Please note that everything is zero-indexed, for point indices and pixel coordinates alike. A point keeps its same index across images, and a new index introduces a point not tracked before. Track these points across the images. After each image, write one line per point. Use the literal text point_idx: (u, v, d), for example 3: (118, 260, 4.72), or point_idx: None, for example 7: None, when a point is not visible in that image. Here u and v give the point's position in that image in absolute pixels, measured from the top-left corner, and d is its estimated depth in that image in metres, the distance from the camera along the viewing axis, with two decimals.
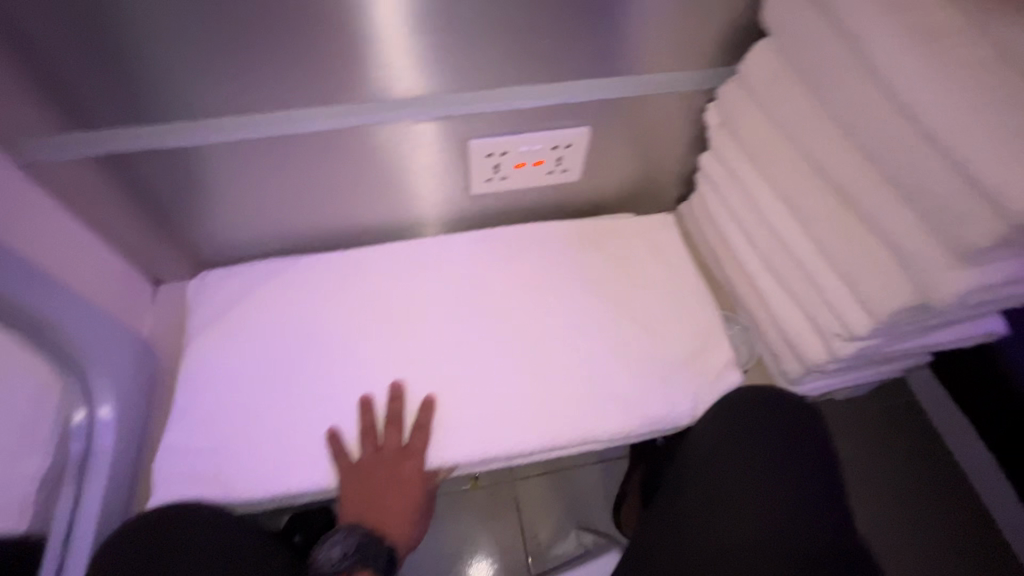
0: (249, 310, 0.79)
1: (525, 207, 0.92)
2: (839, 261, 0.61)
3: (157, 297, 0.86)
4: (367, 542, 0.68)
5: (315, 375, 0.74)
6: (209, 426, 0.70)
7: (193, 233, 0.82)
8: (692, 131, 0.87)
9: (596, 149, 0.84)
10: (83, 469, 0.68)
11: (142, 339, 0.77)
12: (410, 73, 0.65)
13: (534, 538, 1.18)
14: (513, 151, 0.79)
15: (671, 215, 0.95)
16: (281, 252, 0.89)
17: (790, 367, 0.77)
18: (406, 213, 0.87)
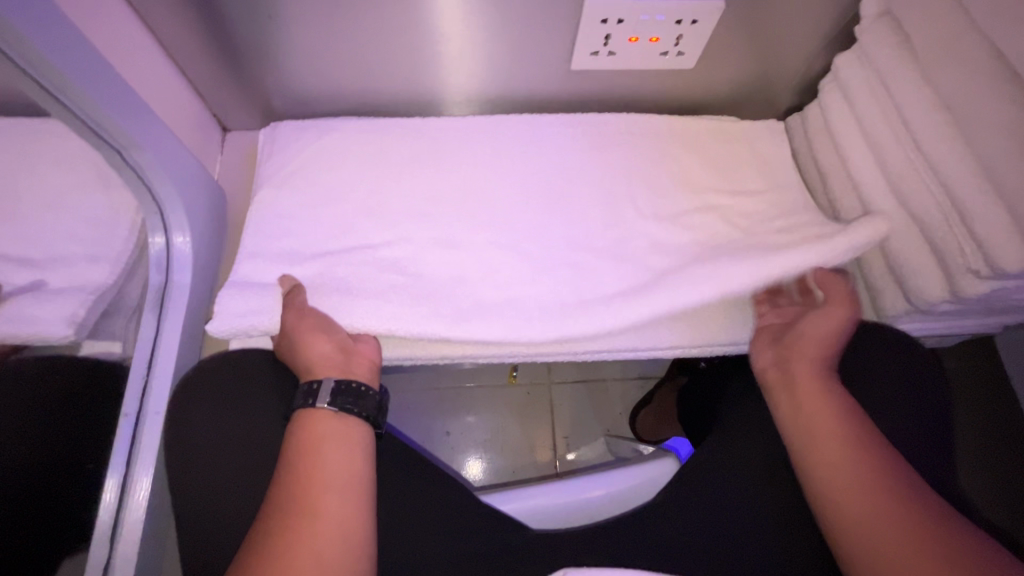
0: (323, 167, 0.75)
1: (621, 94, 0.84)
2: (1009, 188, 0.54)
3: (224, 145, 0.84)
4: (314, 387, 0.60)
5: (387, 241, 0.71)
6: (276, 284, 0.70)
7: (272, 78, 0.76)
8: (833, 25, 0.75)
9: (722, 34, 0.74)
10: (162, 298, 0.67)
11: (211, 181, 0.73)
12: None
13: (563, 439, 1.19)
14: (630, 21, 0.68)
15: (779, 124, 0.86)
16: (354, 112, 0.84)
17: (888, 302, 0.72)
18: (475, 82, 0.79)
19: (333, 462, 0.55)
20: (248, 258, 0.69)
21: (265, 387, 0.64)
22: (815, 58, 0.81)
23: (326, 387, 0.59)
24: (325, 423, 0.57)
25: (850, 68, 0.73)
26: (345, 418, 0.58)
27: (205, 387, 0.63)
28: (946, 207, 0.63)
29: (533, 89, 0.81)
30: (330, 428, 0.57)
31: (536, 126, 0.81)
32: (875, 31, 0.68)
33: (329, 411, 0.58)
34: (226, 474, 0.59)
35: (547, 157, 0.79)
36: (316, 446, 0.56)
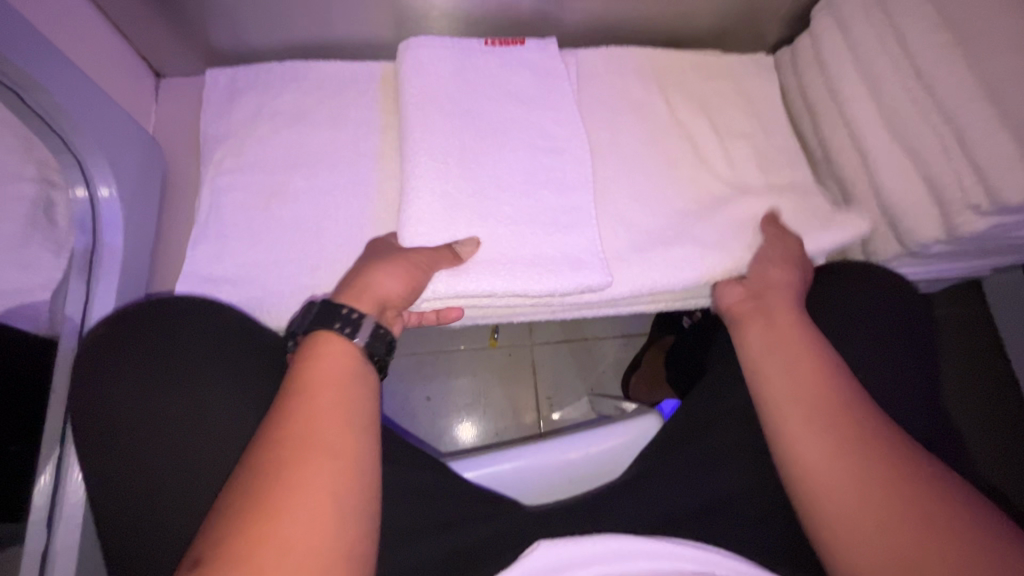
0: (277, 121, 0.70)
1: (598, 28, 0.77)
2: None
3: (160, 92, 0.75)
4: (329, 306, 0.52)
5: (348, 198, 0.67)
6: (229, 252, 0.64)
7: (207, 15, 0.68)
8: None
9: None
10: (90, 265, 0.59)
11: (142, 130, 0.65)
12: None
13: (546, 399, 1.15)
14: None
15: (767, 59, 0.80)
16: (304, 52, 0.76)
17: (879, 246, 0.69)
18: (434, 14, 0.72)
19: (333, 392, 0.47)
20: (208, 231, 0.65)
21: (212, 341, 0.55)
22: None
23: (333, 309, 0.52)
24: (333, 349, 0.50)
25: None
26: (344, 341, 0.51)
27: (173, 324, 0.55)
28: (946, 138, 0.57)
29: (501, 22, 0.74)
30: (338, 362, 0.50)
31: (514, 54, 0.71)
32: None
33: (330, 334, 0.51)
34: (143, 369, 0.53)
35: (525, 89, 0.69)
36: (316, 354, 0.50)
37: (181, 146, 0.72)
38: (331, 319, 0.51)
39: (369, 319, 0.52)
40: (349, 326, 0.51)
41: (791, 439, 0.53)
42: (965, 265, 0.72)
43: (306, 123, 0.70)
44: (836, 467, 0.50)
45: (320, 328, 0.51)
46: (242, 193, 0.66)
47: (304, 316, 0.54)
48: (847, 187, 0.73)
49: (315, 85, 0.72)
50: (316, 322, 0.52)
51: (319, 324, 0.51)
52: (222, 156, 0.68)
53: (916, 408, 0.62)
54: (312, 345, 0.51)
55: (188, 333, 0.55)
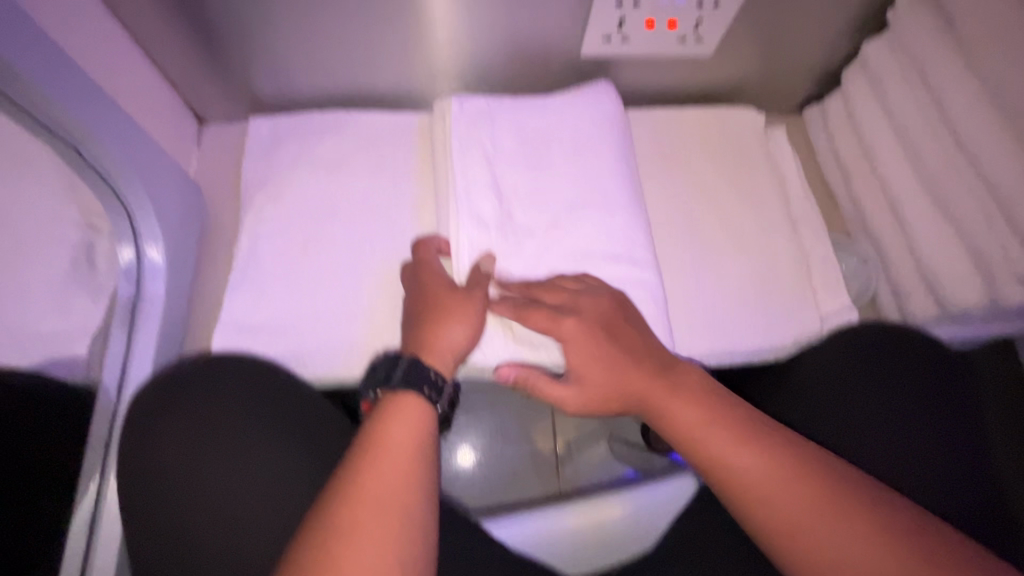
0: (316, 170, 0.70)
1: (632, 84, 0.78)
2: None
3: (202, 138, 0.77)
4: (415, 367, 0.52)
5: (385, 249, 0.68)
6: (265, 301, 0.64)
7: (253, 65, 0.70)
8: (862, 11, 0.70)
9: (743, 17, 0.68)
10: (132, 313, 0.60)
11: (186, 178, 0.66)
12: None
13: (564, 442, 1.13)
14: (648, 2, 0.63)
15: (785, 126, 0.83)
16: (344, 101, 0.77)
17: (916, 306, 0.68)
18: (473, 68, 0.73)
19: (399, 456, 0.47)
20: (246, 281, 0.65)
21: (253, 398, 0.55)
22: (837, 48, 0.76)
23: (419, 371, 0.52)
24: (413, 411, 0.51)
25: (881, 59, 0.68)
26: (426, 407, 0.52)
27: (216, 377, 0.56)
28: (989, 208, 0.57)
29: (538, 77, 0.75)
30: (412, 426, 0.50)
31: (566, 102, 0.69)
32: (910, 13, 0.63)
33: (418, 398, 0.51)
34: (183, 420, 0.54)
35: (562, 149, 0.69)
36: (394, 413, 0.50)
37: (220, 191, 0.73)
38: (417, 382, 0.52)
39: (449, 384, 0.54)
40: (436, 393, 0.52)
41: (726, 466, 0.49)
42: (1003, 328, 0.71)
43: (344, 172, 0.71)
44: (761, 471, 0.48)
45: (409, 390, 0.51)
46: (281, 242, 0.67)
47: (390, 368, 0.54)
48: (881, 244, 0.73)
49: (355, 135, 0.73)
50: (402, 380, 0.52)
51: (405, 385, 0.51)
52: (262, 204, 0.69)
53: (964, 480, 0.59)
54: (396, 403, 0.51)
55: (230, 387, 0.56)
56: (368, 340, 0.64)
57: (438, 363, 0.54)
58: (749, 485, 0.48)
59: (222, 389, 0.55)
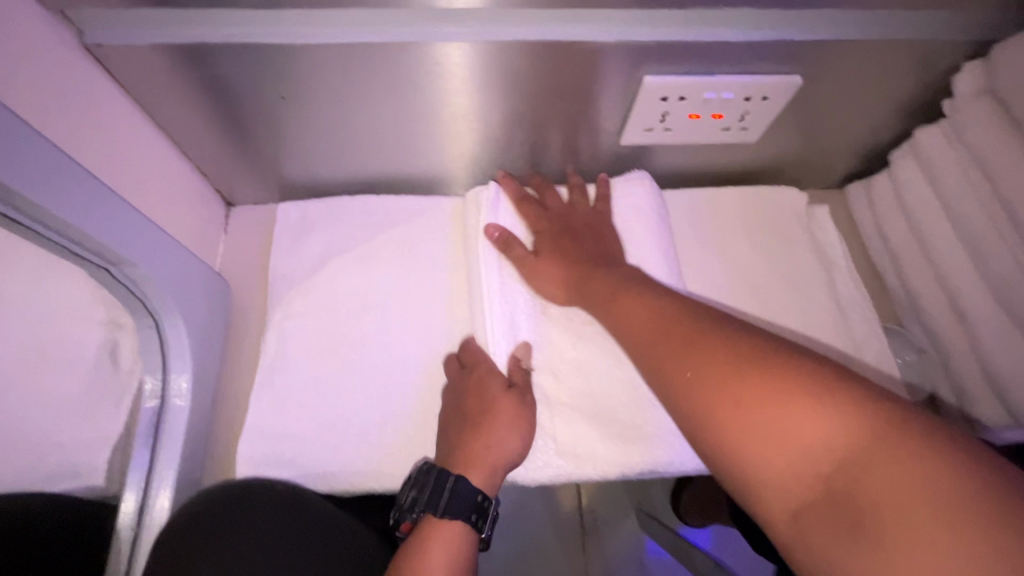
0: (348, 262, 0.68)
1: (671, 167, 0.75)
2: None
3: (231, 222, 0.75)
4: (463, 490, 0.51)
5: (417, 345, 0.65)
6: (293, 406, 0.61)
7: (285, 155, 0.68)
8: (917, 99, 0.66)
9: (790, 108, 0.65)
10: (156, 429, 0.57)
11: (214, 276, 0.64)
12: None
13: (591, 513, 1.09)
14: (693, 98, 0.60)
15: (827, 207, 0.80)
16: (375, 184, 0.75)
17: (982, 411, 0.64)
18: (507, 157, 0.71)
19: None
20: (273, 385, 0.62)
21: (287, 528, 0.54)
22: (887, 132, 0.72)
23: (467, 498, 0.51)
24: (456, 538, 0.50)
25: (938, 150, 0.64)
26: (469, 531, 0.51)
27: (254, 504, 0.55)
28: None
29: (574, 162, 0.73)
30: (456, 555, 0.49)
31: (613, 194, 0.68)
32: (972, 109, 0.59)
33: (464, 524, 0.51)
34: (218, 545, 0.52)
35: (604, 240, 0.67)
36: (437, 544, 0.49)
37: (247, 279, 0.71)
38: (466, 510, 0.51)
39: (494, 504, 0.53)
40: (482, 519, 0.51)
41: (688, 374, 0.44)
42: None
43: (374, 264, 0.68)
44: (709, 381, 0.42)
45: (455, 518, 0.50)
46: (310, 339, 0.64)
47: (434, 486, 0.51)
48: (940, 341, 0.68)
49: (386, 224, 0.70)
50: (450, 507, 0.50)
51: (455, 513, 0.50)
52: (291, 298, 0.67)
53: None
54: (440, 532, 0.50)
55: (264, 516, 0.55)
56: (400, 449, 0.60)
57: (483, 479, 0.52)
58: (697, 389, 0.43)
59: (255, 516, 0.54)
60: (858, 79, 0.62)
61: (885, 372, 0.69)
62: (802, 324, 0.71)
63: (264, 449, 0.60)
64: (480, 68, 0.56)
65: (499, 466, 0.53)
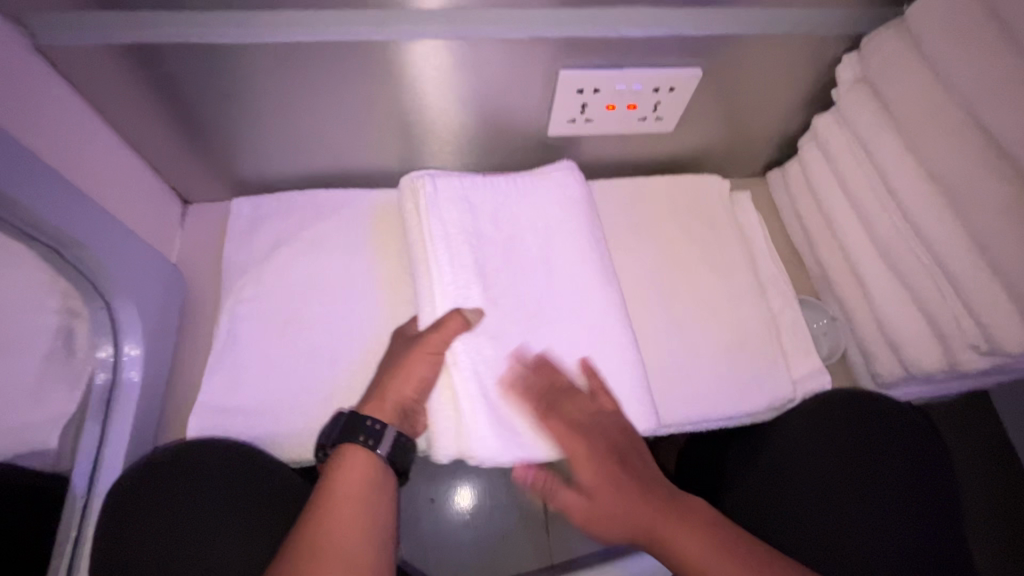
0: (298, 249, 0.73)
1: (601, 157, 0.82)
2: (1006, 268, 0.51)
3: (187, 219, 0.79)
4: (353, 418, 0.58)
5: (364, 324, 0.69)
6: (243, 384, 0.65)
7: (236, 152, 0.73)
8: (812, 89, 0.74)
9: (699, 99, 0.72)
10: (107, 404, 0.61)
11: (168, 265, 0.68)
12: None
13: None
14: (606, 90, 0.66)
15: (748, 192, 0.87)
16: (325, 180, 0.80)
17: (883, 368, 0.70)
18: (447, 150, 0.77)
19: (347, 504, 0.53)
20: (224, 365, 0.66)
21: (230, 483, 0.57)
22: (793, 121, 0.80)
23: (355, 423, 0.57)
24: (360, 463, 0.56)
25: (831, 133, 0.72)
26: (371, 453, 0.57)
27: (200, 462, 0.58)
28: (938, 280, 0.59)
29: (511, 154, 0.79)
30: (358, 471, 0.56)
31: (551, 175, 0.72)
32: (852, 95, 0.66)
33: (360, 447, 0.56)
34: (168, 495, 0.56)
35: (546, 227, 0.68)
36: (340, 466, 0.56)
37: (203, 271, 0.75)
38: (357, 429, 0.57)
39: (390, 429, 0.57)
40: (374, 438, 0.57)
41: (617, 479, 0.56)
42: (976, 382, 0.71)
43: (321, 250, 0.73)
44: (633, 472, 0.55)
45: (345, 442, 0.57)
46: (260, 322, 0.68)
47: (335, 422, 0.59)
48: (847, 307, 0.75)
49: (335, 213, 0.75)
50: (341, 434, 0.57)
51: (346, 435, 0.57)
52: (243, 284, 0.70)
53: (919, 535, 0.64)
54: (345, 457, 0.56)
55: (211, 472, 0.58)
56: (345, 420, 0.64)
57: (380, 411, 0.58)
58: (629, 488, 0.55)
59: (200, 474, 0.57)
60: (754, 72, 0.69)
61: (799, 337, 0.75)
62: (724, 297, 0.76)
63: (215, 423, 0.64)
64: (409, 64, 0.62)
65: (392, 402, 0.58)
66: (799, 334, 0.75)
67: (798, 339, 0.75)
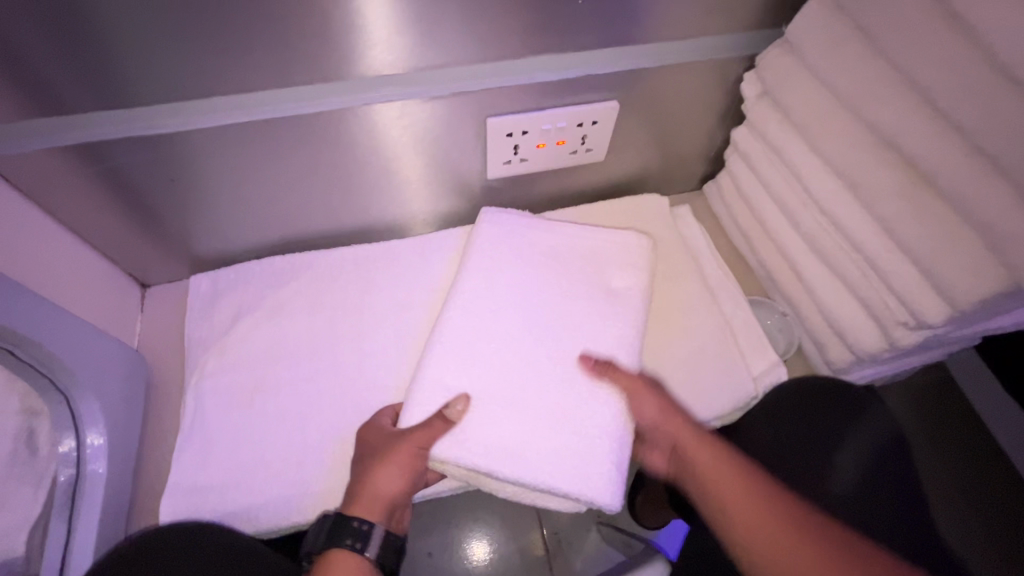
0: (260, 317, 0.74)
1: (544, 192, 0.86)
2: (912, 247, 0.55)
3: (148, 301, 0.80)
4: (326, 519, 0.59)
5: (330, 382, 0.70)
6: (216, 459, 0.65)
7: (188, 232, 0.74)
8: (726, 106, 0.80)
9: (624, 127, 0.77)
10: (73, 501, 0.60)
11: (128, 351, 0.68)
12: (380, 49, 0.58)
13: (554, 533, 1.05)
14: (534, 131, 0.71)
15: (688, 206, 0.91)
16: (282, 246, 0.82)
17: (836, 355, 0.73)
18: (395, 205, 0.80)
19: None
20: (195, 442, 0.66)
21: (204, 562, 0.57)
22: (715, 136, 0.85)
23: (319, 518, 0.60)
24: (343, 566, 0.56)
25: (748, 144, 0.77)
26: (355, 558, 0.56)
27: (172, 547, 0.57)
28: (861, 266, 0.63)
29: (456, 199, 0.82)
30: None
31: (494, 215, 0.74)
32: (759, 108, 0.72)
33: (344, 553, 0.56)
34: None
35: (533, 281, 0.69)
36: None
37: (166, 352, 0.76)
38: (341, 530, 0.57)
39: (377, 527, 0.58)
40: (360, 540, 0.57)
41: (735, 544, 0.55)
42: (924, 358, 0.75)
43: (283, 315, 0.74)
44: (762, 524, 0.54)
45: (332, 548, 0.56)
46: (227, 394, 0.69)
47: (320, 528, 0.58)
48: (792, 302, 0.78)
49: (294, 277, 0.77)
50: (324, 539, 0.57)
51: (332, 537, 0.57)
52: (206, 360, 0.71)
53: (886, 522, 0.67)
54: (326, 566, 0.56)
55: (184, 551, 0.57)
56: (320, 482, 0.64)
57: (365, 508, 0.59)
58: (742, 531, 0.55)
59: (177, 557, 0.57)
60: (670, 97, 0.74)
61: (752, 336, 0.78)
62: (676, 307, 0.80)
63: (189, 503, 0.63)
64: (345, 131, 0.65)
65: (377, 495, 0.59)
66: (755, 332, 0.79)
67: (753, 338, 0.78)
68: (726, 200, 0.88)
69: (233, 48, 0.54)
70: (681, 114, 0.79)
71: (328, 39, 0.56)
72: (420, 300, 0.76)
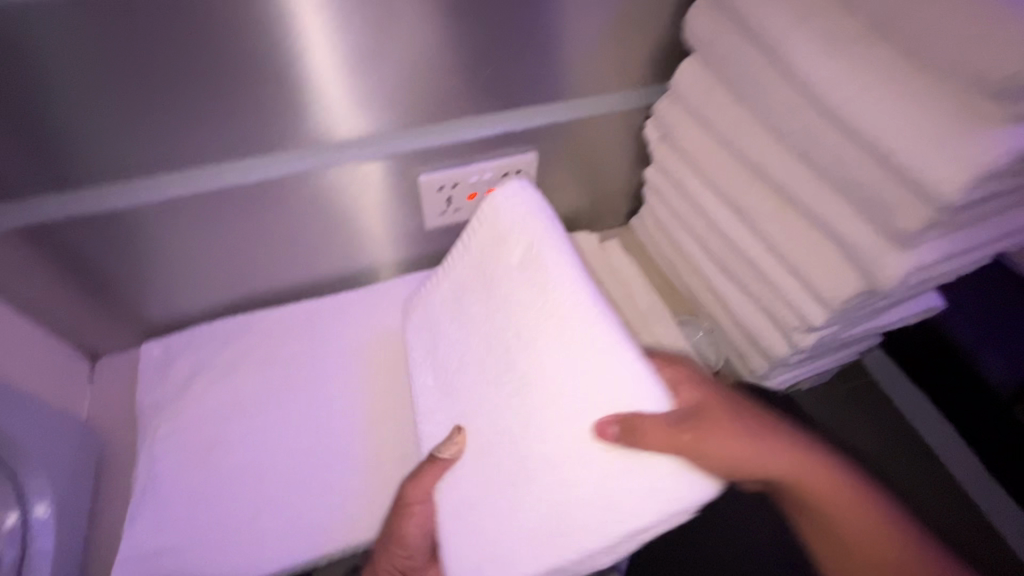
0: (211, 378, 0.76)
1: None
2: (790, 259, 0.63)
3: (98, 372, 0.81)
4: None
5: (283, 434, 0.72)
6: (169, 521, 0.66)
7: (139, 301, 0.77)
8: (636, 150, 0.89)
9: (547, 174, 0.85)
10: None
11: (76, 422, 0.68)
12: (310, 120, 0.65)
13: None
14: (462, 183, 0.78)
15: (617, 240, 1.00)
16: (233, 308, 0.85)
17: (756, 364, 0.80)
18: (341, 260, 0.85)
19: None
20: (146, 507, 0.67)
21: None
22: (632, 175, 0.95)
23: None
24: None
25: (658, 181, 0.86)
26: None
27: None
28: (759, 280, 0.71)
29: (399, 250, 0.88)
30: None
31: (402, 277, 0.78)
32: (661, 150, 0.82)
33: None
34: None
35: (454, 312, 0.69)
36: None
37: (118, 421, 0.76)
38: None
39: None
40: None
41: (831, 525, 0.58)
42: (834, 358, 0.83)
43: (234, 373, 0.76)
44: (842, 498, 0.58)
45: None
46: (179, 455, 0.70)
47: None
48: (714, 318, 0.86)
49: (245, 336, 0.80)
50: None
51: None
52: (158, 424, 0.73)
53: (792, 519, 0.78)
54: None
55: None
56: (275, 534, 0.65)
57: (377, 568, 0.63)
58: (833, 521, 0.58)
59: None
60: (583, 145, 0.83)
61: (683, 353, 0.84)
62: None
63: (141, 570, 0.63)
64: (286, 195, 0.71)
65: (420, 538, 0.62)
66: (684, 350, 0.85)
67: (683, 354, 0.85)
68: (649, 232, 0.96)
69: (177, 129, 0.60)
70: (598, 159, 0.88)
71: (264, 116, 0.62)
72: (370, 348, 0.80)
